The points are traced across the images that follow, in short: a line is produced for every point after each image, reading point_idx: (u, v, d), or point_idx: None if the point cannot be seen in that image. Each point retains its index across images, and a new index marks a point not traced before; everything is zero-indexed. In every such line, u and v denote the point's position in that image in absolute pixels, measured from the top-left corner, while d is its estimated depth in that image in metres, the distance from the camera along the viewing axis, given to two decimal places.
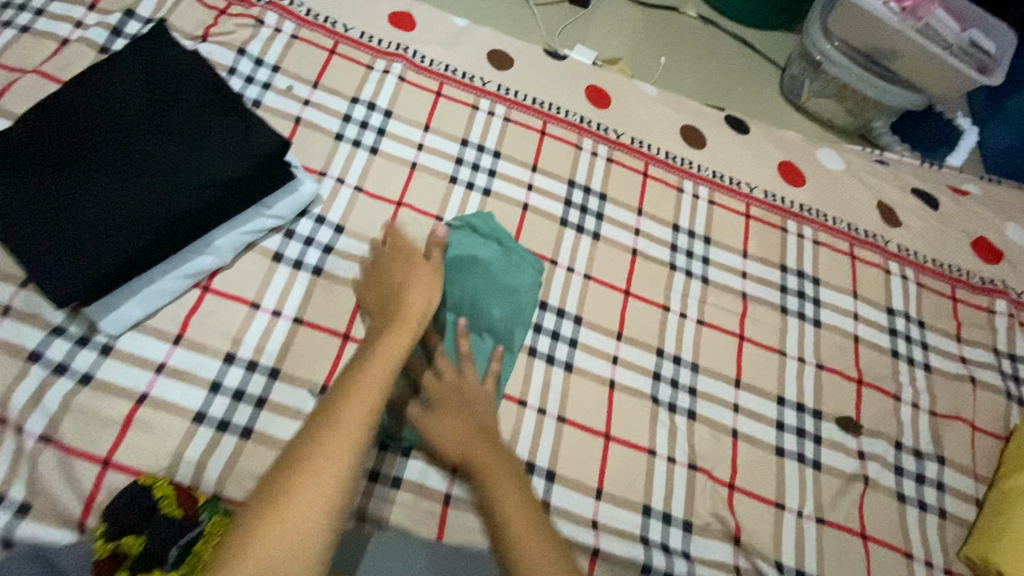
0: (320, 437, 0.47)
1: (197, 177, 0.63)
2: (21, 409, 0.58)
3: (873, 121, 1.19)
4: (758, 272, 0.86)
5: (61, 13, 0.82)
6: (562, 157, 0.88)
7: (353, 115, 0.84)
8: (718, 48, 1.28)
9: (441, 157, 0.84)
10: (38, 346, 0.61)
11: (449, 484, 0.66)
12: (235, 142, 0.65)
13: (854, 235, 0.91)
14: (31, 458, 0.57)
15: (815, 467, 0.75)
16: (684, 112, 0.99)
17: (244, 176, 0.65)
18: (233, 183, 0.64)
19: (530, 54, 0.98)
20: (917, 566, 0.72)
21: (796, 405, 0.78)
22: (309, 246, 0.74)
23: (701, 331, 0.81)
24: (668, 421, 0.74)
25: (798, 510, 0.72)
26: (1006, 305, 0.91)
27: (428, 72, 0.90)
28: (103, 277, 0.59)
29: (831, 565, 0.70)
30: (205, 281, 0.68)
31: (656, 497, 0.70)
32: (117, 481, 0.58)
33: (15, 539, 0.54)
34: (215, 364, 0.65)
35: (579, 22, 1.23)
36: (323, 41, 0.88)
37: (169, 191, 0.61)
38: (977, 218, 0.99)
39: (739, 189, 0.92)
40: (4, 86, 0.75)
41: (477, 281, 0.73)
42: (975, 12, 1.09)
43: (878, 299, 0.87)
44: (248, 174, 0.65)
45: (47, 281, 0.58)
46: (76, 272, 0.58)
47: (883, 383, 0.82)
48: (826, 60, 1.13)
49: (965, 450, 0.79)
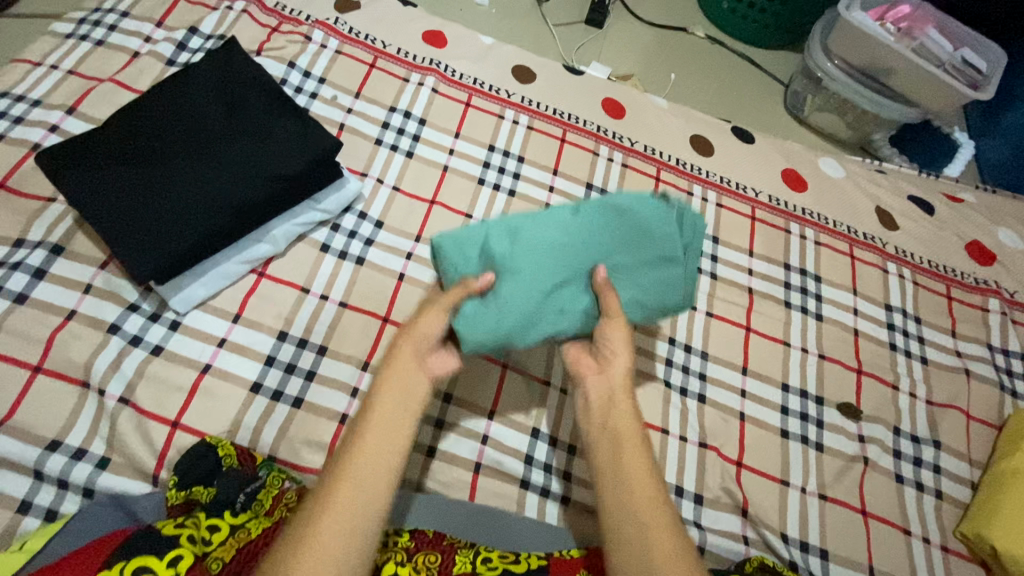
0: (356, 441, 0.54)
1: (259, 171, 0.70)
2: (102, 374, 0.65)
3: (873, 134, 1.26)
4: (764, 270, 0.93)
5: (132, 29, 0.92)
6: (581, 162, 0.96)
7: (391, 122, 0.92)
8: (725, 66, 1.36)
9: (470, 161, 0.92)
10: (116, 320, 0.68)
11: (479, 453, 0.71)
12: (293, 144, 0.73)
13: (854, 236, 0.98)
14: (111, 417, 0.64)
15: (817, 449, 0.80)
16: (693, 123, 1.06)
17: (303, 172, 0.73)
18: (292, 177, 0.72)
19: (551, 69, 1.06)
20: (915, 542, 0.76)
21: (800, 391, 0.83)
22: (353, 238, 0.81)
23: (710, 322, 0.87)
24: (680, 404, 0.80)
25: (801, 487, 0.77)
26: (999, 304, 0.96)
27: (458, 84, 0.98)
28: (179, 258, 0.66)
29: (833, 537, 0.75)
30: (261, 268, 0.76)
31: (669, 471, 0.75)
32: (184, 440, 0.65)
33: (97, 488, 0.62)
34: (270, 340, 0.72)
35: (595, 41, 1.32)
36: (364, 56, 0.97)
37: (239, 184, 0.69)
38: (971, 223, 1.05)
39: (745, 193, 0.99)
40: (85, 93, 0.84)
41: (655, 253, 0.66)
42: (969, 34, 1.17)
43: (876, 296, 0.93)
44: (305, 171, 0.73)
45: (129, 260, 0.64)
46: (157, 253, 0.65)
47: (882, 373, 0.87)
48: (827, 76, 1.21)
49: (960, 436, 0.84)
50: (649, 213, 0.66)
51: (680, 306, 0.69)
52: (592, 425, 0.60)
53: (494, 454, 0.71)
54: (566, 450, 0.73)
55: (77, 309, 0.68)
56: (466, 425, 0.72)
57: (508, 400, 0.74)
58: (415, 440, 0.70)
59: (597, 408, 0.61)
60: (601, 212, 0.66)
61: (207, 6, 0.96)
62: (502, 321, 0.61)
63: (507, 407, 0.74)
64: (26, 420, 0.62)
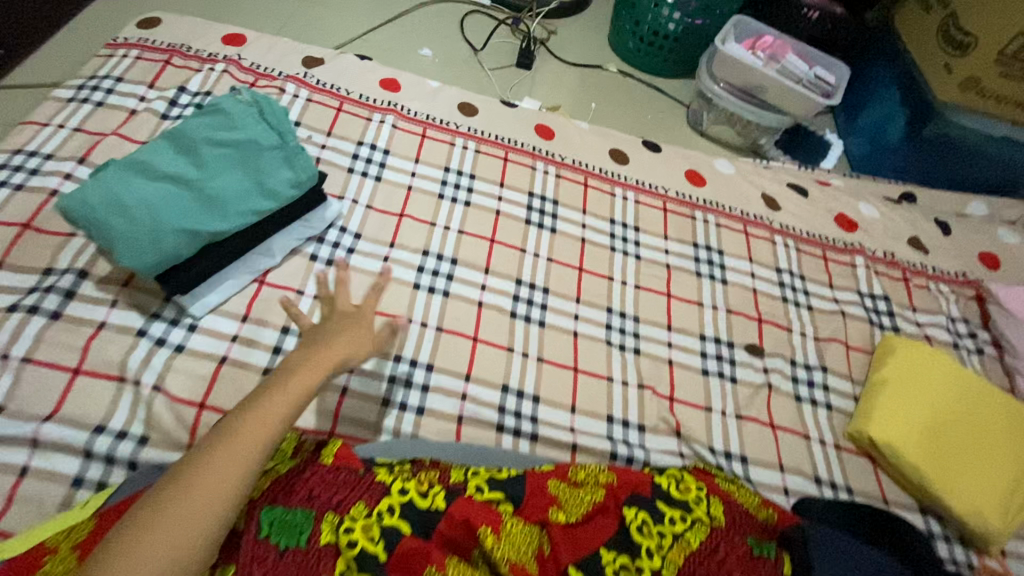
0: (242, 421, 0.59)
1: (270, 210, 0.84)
2: (136, 369, 0.78)
3: (759, 139, 1.52)
4: (678, 249, 1.14)
5: (127, 91, 1.06)
6: (522, 175, 1.16)
7: (359, 153, 1.10)
8: (635, 94, 1.63)
9: (430, 181, 1.10)
10: (143, 326, 0.81)
11: (460, 408, 0.86)
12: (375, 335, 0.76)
13: (746, 218, 1.21)
14: (146, 401, 0.76)
15: (732, 381, 0.99)
16: (610, 139, 1.29)
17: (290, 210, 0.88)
18: (283, 215, 0.88)
19: (490, 104, 1.28)
20: (814, 443, 0.95)
21: (714, 338, 1.03)
22: (337, 248, 0.97)
23: (639, 293, 1.06)
24: (620, 356, 0.98)
25: (722, 410, 0.95)
26: (863, 260, 1.20)
27: (413, 120, 1.17)
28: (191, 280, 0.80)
29: (751, 447, 0.92)
30: (261, 277, 0.90)
31: (616, 408, 0.92)
32: (212, 418, 0.77)
33: (140, 460, 0.73)
34: (275, 333, 0.86)
35: (525, 80, 1.56)
36: (332, 102, 1.15)
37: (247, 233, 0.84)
38: (837, 200, 1.30)
39: (656, 190, 1.21)
40: (91, 146, 0.97)
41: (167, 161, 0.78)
42: (818, 56, 1.46)
43: (768, 262, 1.16)
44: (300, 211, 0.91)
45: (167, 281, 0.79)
46: (179, 280, 0.79)
47: (778, 319, 1.08)
48: (716, 96, 1.48)
49: (843, 361, 1.05)
50: (189, 141, 0.80)
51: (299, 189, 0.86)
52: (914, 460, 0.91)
53: (473, 407, 0.87)
54: (531, 399, 0.89)
55: (107, 321, 0.80)
56: (447, 387, 0.88)
57: (479, 365, 0.91)
58: (406, 402, 0.85)
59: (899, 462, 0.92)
60: (155, 150, 0.79)
61: (191, 69, 1.12)
62: (186, 242, 0.76)
63: (481, 370, 0.90)
64: (75, 412, 0.74)
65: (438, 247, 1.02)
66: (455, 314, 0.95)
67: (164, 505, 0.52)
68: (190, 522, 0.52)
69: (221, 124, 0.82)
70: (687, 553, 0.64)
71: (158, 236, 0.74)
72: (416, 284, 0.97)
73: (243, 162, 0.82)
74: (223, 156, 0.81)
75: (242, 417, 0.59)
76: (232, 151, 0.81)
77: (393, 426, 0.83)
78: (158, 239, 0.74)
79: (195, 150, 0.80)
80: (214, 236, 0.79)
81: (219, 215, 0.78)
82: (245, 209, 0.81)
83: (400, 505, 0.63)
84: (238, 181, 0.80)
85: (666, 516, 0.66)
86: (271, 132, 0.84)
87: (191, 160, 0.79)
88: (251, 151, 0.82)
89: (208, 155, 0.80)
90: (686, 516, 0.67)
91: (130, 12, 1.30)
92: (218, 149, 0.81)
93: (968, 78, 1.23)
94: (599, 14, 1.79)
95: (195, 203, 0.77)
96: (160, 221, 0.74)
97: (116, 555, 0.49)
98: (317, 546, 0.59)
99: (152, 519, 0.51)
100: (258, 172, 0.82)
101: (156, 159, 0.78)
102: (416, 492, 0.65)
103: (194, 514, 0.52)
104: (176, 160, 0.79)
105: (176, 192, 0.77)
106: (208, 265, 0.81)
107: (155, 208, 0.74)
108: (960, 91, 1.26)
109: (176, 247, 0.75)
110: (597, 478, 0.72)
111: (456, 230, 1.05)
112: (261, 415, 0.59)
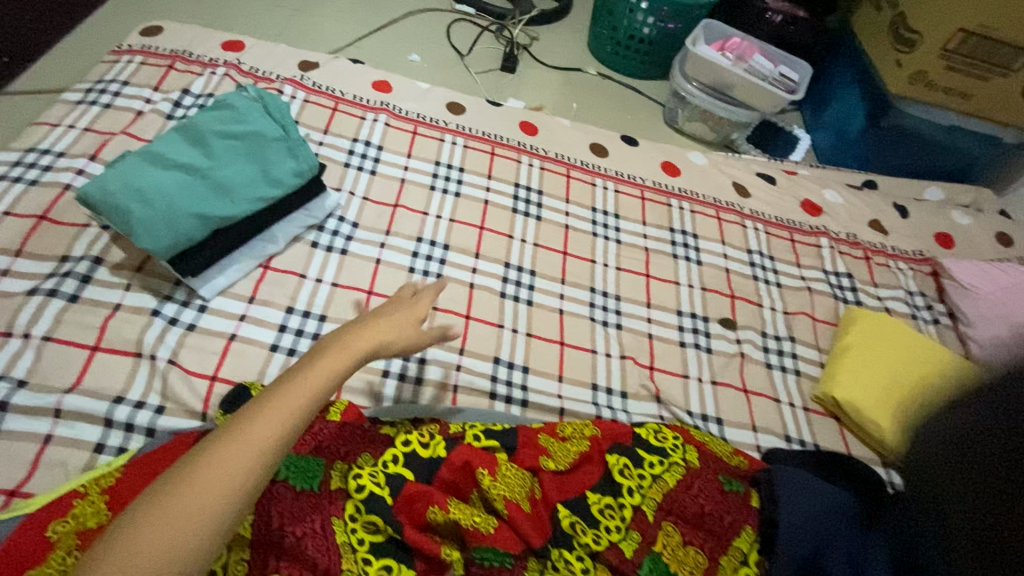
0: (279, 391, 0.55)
1: (275, 196, 0.91)
2: (152, 345, 0.84)
3: (732, 134, 1.61)
4: (655, 234, 1.21)
5: (134, 94, 1.12)
6: (508, 167, 1.23)
7: (355, 149, 1.17)
8: (614, 94, 1.72)
9: (422, 174, 1.17)
10: (156, 307, 0.87)
11: (456, 377, 0.93)
12: (421, 318, 0.71)
13: (718, 205, 1.29)
14: (162, 374, 0.82)
15: (708, 351, 1.06)
16: (591, 134, 1.37)
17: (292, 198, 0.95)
18: (285, 201, 0.94)
19: (476, 102, 1.35)
20: (784, 405, 1.03)
21: (690, 313, 1.11)
22: (336, 236, 1.03)
23: (620, 274, 1.14)
24: (603, 331, 1.05)
25: (698, 377, 1.03)
26: (828, 241, 1.28)
27: (405, 119, 1.25)
28: (201, 263, 0.86)
29: (725, 410, 1.00)
30: (265, 263, 0.96)
31: (601, 376, 0.99)
32: (224, 389, 0.83)
33: (158, 427, 0.78)
34: (280, 313, 0.92)
35: (510, 82, 1.64)
36: (327, 103, 1.22)
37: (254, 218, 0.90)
38: (804, 187, 1.39)
39: (634, 181, 1.30)
40: (102, 144, 1.03)
41: (180, 152, 0.85)
42: (783, 55, 1.56)
43: (740, 244, 1.24)
44: (301, 200, 0.97)
45: (180, 264, 0.85)
46: (191, 262, 0.85)
47: (749, 295, 1.16)
48: (689, 95, 1.57)
49: (810, 332, 1.13)
50: (200, 134, 0.87)
51: (302, 177, 0.93)
52: (876, 417, 0.98)
53: (467, 376, 0.94)
54: (522, 369, 0.97)
55: (123, 302, 0.86)
56: (443, 360, 0.95)
57: (473, 340, 0.98)
58: (405, 374, 0.92)
59: (859, 419, 1.00)
60: (167, 143, 0.86)
61: (193, 72, 1.19)
62: (199, 225, 0.83)
63: (474, 345, 0.97)
64: (96, 384, 0.79)
65: (431, 234, 1.09)
66: (449, 295, 1.02)
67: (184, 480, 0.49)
68: (177, 555, 0.46)
69: (229, 118, 0.89)
70: (665, 492, 0.70)
71: (173, 219, 0.80)
72: (411, 268, 1.03)
73: (250, 153, 0.89)
74: (231, 147, 0.88)
75: (270, 394, 0.55)
76: (239, 143, 0.89)
77: (393, 394, 0.90)
78: (174, 222, 0.81)
79: (205, 142, 0.87)
80: (223, 220, 0.85)
81: (229, 201, 0.85)
82: (252, 196, 0.88)
83: (404, 454, 0.68)
84: (245, 170, 0.87)
85: (645, 460, 0.72)
86: (275, 125, 0.92)
87: (202, 151, 0.87)
88: (257, 142, 0.89)
89: (217, 147, 0.87)
90: (663, 460, 0.72)
91: (131, 21, 1.36)
92: (226, 142, 0.88)
93: (917, 71, 1.33)
94: (578, 21, 1.89)
95: (206, 189, 0.84)
96: (175, 206, 0.81)
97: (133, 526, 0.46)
98: (329, 490, 0.64)
99: (183, 482, 0.48)
100: (264, 162, 0.89)
101: (170, 150, 0.85)
102: (419, 443, 0.69)
103: (209, 488, 0.48)
104: (187, 151, 0.86)
105: (187, 179, 0.84)
106: (217, 249, 0.87)
107: (170, 194, 0.81)
108: (910, 84, 1.35)
109: (190, 229, 0.82)
110: (583, 432, 0.76)
111: (448, 219, 1.12)
112: (303, 384, 0.56)
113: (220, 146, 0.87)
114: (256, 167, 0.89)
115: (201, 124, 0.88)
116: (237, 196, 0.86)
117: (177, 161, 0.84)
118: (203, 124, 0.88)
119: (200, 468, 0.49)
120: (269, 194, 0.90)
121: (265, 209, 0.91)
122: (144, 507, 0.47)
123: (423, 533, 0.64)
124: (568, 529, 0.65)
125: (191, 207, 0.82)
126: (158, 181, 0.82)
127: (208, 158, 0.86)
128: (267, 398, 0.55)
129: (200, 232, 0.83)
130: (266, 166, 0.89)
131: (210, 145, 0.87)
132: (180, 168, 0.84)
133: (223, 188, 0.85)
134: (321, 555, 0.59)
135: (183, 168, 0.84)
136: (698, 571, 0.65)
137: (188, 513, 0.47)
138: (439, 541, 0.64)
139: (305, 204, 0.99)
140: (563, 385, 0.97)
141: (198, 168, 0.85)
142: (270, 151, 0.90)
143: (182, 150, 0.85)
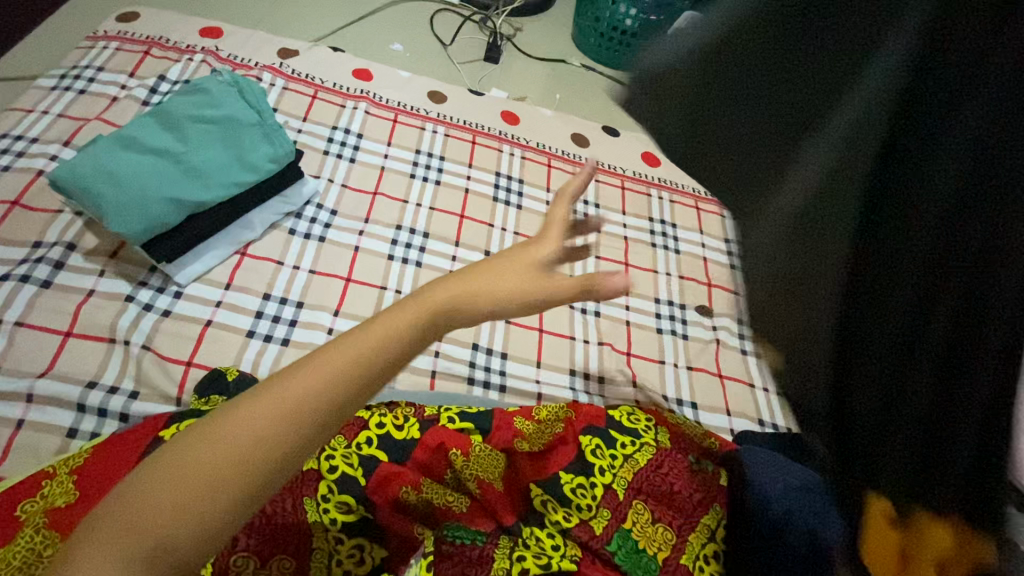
0: (319, 357, 0.43)
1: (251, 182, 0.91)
2: (126, 331, 0.83)
3: None
4: (635, 223, 1.22)
5: (108, 80, 1.11)
6: (489, 157, 1.24)
7: (335, 137, 1.16)
8: (597, 85, 1.72)
9: (402, 162, 1.17)
10: (130, 292, 0.86)
11: (434, 363, 0.94)
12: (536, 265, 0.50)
13: (697, 195, 1.31)
14: (136, 359, 0.82)
15: (684, 337, 1.08)
16: (572, 124, 1.38)
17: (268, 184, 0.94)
18: (260, 187, 0.93)
19: (458, 92, 1.34)
20: (758, 391, 1.05)
21: (667, 301, 1.12)
22: (314, 223, 1.02)
23: (599, 263, 1.15)
24: (581, 317, 1.06)
25: (674, 363, 1.04)
26: None
27: (386, 107, 1.24)
28: (176, 248, 0.86)
29: (700, 394, 1.02)
30: (242, 249, 0.95)
31: (578, 362, 1.00)
32: (199, 374, 0.83)
33: (131, 412, 0.78)
34: (257, 299, 0.92)
35: (493, 73, 1.64)
36: (307, 90, 1.21)
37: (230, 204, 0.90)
38: None
39: (614, 171, 1.30)
40: (75, 130, 1.02)
41: (153, 137, 0.85)
42: None
43: (717, 233, 1.25)
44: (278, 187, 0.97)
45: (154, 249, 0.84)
46: (164, 247, 0.85)
47: (726, 283, 1.18)
48: None
49: None
50: (174, 118, 0.88)
51: (278, 162, 0.93)
52: None
53: (445, 362, 0.94)
54: (500, 356, 0.97)
55: (96, 288, 0.86)
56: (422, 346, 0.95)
57: None
58: None
59: None
60: (140, 128, 0.86)
61: (170, 59, 1.17)
62: (172, 209, 0.82)
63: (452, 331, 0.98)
64: (68, 370, 0.79)
65: (411, 222, 1.09)
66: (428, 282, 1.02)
67: (202, 440, 0.41)
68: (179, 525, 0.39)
69: (202, 103, 0.90)
70: (637, 470, 0.71)
71: (146, 202, 0.81)
72: (391, 256, 1.03)
73: (224, 138, 0.89)
74: (207, 133, 0.88)
75: (313, 359, 0.43)
76: (214, 128, 0.89)
77: None
78: (146, 206, 0.81)
79: (179, 127, 0.87)
80: (198, 204, 0.85)
81: (203, 185, 0.85)
82: (226, 181, 0.88)
83: (377, 436, 0.69)
84: (220, 155, 0.88)
85: (618, 441, 0.73)
86: (250, 111, 0.92)
87: (175, 136, 0.87)
88: (232, 127, 0.90)
89: (191, 131, 0.87)
90: (635, 440, 0.73)
91: (107, 7, 1.34)
92: (200, 127, 0.88)
93: None
94: (562, 13, 1.89)
95: (179, 173, 0.84)
96: (148, 190, 0.81)
97: (149, 481, 0.41)
98: (302, 471, 0.64)
99: (201, 441, 0.41)
100: (238, 146, 0.90)
101: (144, 135, 0.85)
102: (392, 425, 0.71)
103: (223, 456, 0.40)
104: (160, 136, 0.86)
105: (160, 164, 0.84)
106: (192, 235, 0.87)
107: (143, 178, 0.81)
108: None
109: (163, 213, 0.82)
110: (558, 414, 0.75)
111: (428, 208, 1.12)
112: (344, 355, 0.43)
113: (194, 131, 0.88)
114: (231, 151, 0.89)
115: (174, 109, 0.89)
116: (212, 180, 0.87)
117: (150, 146, 0.84)
118: (176, 109, 0.88)
119: (219, 429, 0.41)
120: (244, 179, 0.90)
121: (240, 194, 0.91)
122: (163, 461, 0.41)
123: (396, 513, 0.65)
124: (539, 508, 0.67)
125: (164, 190, 0.82)
126: (130, 165, 0.82)
127: (182, 143, 0.86)
128: (309, 362, 0.43)
129: (174, 216, 0.83)
130: (240, 151, 0.90)
131: (184, 130, 0.87)
132: (153, 153, 0.84)
133: (196, 173, 0.85)
134: (292, 533, 0.61)
135: (156, 153, 0.84)
136: (666, 547, 0.66)
137: (180, 498, 0.40)
138: (413, 522, 0.65)
139: (282, 191, 0.98)
140: (540, 370, 0.98)
141: (172, 152, 0.85)
142: (245, 136, 0.91)
143: (155, 135, 0.86)
